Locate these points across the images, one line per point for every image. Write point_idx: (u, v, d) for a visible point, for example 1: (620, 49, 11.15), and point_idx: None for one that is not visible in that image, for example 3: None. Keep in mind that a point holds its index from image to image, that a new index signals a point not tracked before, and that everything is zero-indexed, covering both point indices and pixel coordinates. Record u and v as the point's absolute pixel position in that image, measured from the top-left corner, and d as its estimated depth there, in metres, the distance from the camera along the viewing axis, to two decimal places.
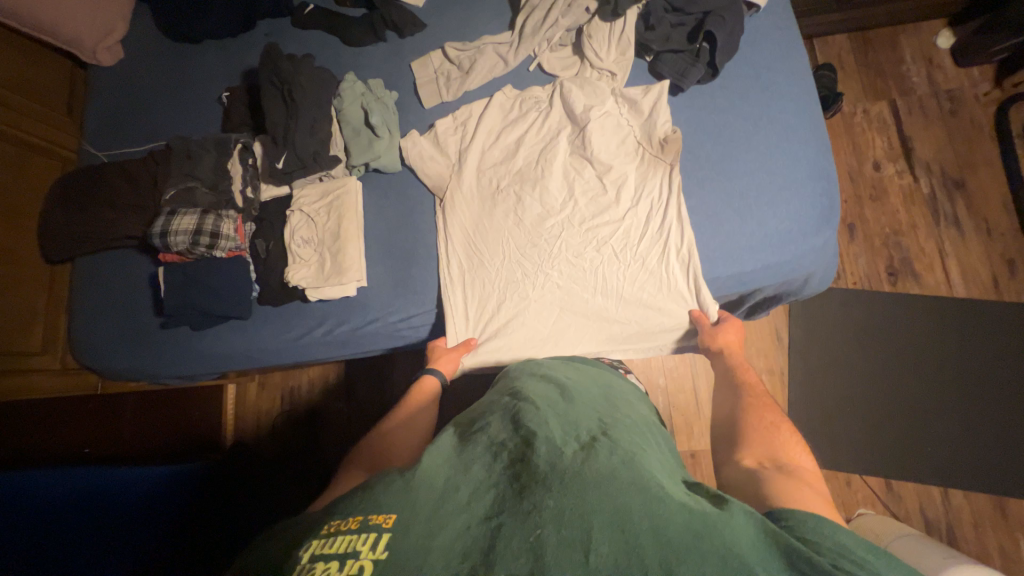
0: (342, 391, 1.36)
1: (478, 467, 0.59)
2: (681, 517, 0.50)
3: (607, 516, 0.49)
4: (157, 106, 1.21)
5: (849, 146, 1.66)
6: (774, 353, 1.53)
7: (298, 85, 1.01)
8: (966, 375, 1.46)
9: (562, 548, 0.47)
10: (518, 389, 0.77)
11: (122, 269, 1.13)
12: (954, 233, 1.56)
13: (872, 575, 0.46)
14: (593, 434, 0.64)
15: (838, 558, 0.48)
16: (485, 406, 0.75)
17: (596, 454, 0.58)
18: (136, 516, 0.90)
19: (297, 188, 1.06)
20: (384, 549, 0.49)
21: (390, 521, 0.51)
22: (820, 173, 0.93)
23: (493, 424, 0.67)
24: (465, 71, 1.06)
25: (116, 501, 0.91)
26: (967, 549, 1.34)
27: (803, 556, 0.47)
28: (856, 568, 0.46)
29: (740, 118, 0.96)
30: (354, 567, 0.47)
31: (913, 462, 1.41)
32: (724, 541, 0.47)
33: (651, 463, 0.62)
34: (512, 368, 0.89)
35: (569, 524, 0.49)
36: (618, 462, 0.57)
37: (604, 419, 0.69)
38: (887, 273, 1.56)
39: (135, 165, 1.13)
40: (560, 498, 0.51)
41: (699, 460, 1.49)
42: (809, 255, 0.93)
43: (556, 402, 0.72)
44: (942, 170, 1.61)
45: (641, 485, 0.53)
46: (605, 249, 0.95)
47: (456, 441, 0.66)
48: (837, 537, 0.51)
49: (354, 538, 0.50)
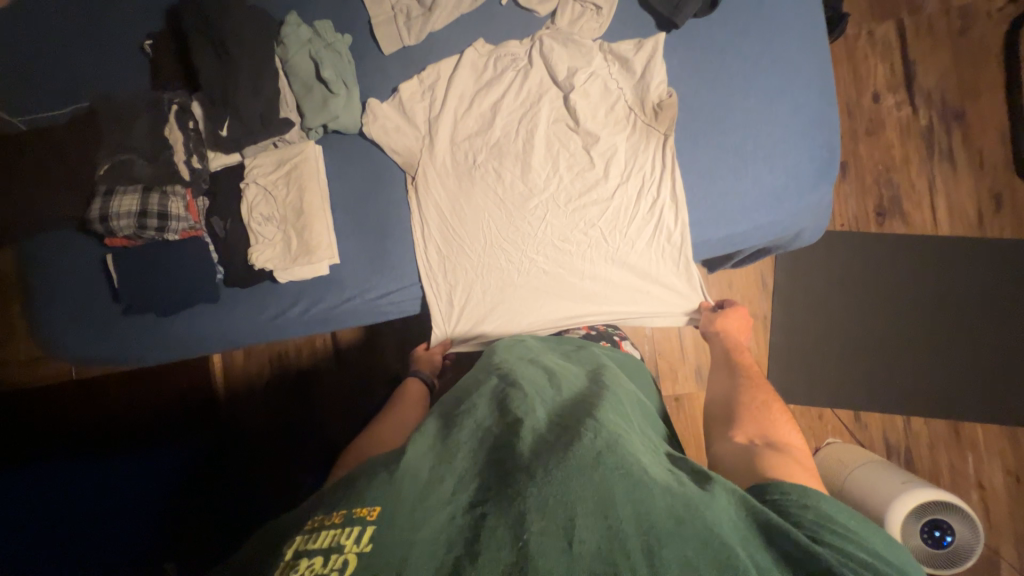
0: (328, 357, 1.35)
1: (462, 455, 0.59)
2: (665, 501, 0.50)
3: (591, 502, 0.50)
4: (59, 54, 1.02)
5: (850, 75, 1.55)
6: (757, 300, 1.53)
7: (233, 35, 0.86)
8: (940, 310, 1.50)
9: (546, 536, 0.47)
10: (505, 369, 0.75)
11: (68, 255, 1.02)
12: (946, 168, 1.52)
13: (854, 545, 0.49)
14: (579, 414, 0.62)
15: (817, 530, 0.50)
16: (471, 388, 0.74)
17: (582, 434, 0.57)
18: (133, 497, 0.88)
19: (249, 157, 0.94)
20: (368, 541, 0.48)
21: (373, 514, 0.50)
22: (822, 121, 0.87)
23: (478, 407, 0.66)
24: (428, 7, 0.91)
25: (107, 488, 0.88)
26: (921, 468, 1.46)
27: (785, 535, 0.48)
28: (837, 538, 0.49)
29: (740, 58, 0.86)
30: (339, 561, 0.46)
31: (881, 393, 1.49)
32: (706, 523, 0.48)
33: (636, 441, 0.61)
34: (496, 347, 0.86)
35: (553, 512, 0.49)
36: (603, 443, 0.56)
37: (590, 397, 0.68)
38: (875, 214, 1.53)
39: (57, 132, 0.96)
40: (544, 485, 0.51)
41: (682, 403, 1.56)
42: (804, 212, 0.89)
43: (544, 387, 0.71)
44: (943, 100, 1.53)
45: (626, 469, 0.53)
46: (592, 232, 0.90)
47: (439, 427, 0.64)
48: (818, 505, 0.53)
49: (337, 532, 0.49)
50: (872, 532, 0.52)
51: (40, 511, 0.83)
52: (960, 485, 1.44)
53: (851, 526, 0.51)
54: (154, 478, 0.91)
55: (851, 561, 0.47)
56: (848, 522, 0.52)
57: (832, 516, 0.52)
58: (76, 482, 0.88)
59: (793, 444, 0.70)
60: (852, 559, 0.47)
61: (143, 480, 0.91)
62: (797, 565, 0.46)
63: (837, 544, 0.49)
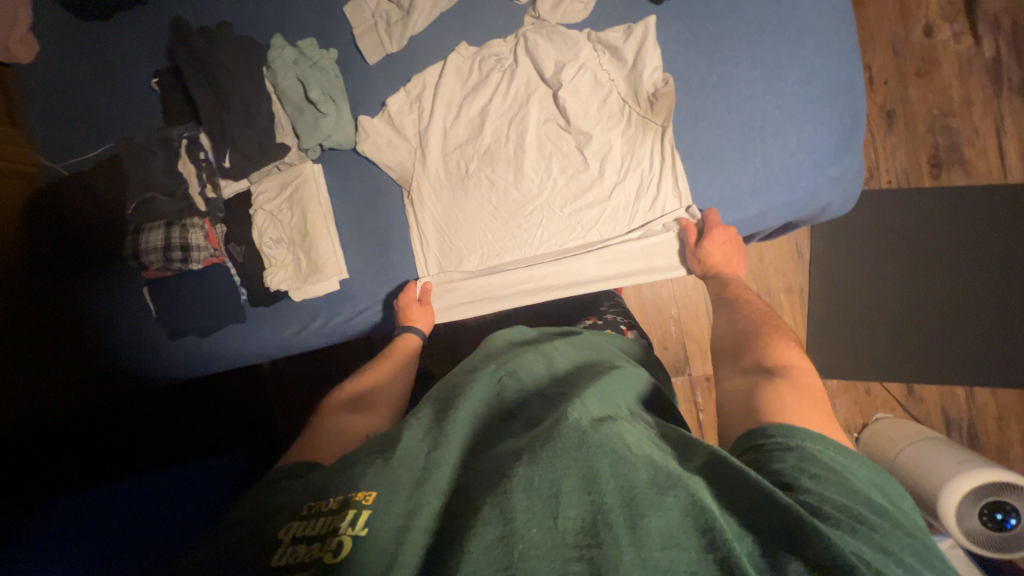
0: (362, 351, 1.28)
1: (457, 442, 0.51)
2: (648, 471, 0.42)
3: (576, 476, 0.42)
4: (78, 99, 1.08)
5: (897, 9, 1.35)
6: (793, 270, 1.40)
7: (224, 69, 0.90)
8: (1013, 266, 1.31)
9: (528, 515, 0.40)
10: (504, 358, 0.69)
11: (98, 292, 1.04)
12: (1017, 103, 1.31)
13: (834, 485, 0.41)
14: (571, 395, 0.55)
15: (796, 474, 0.42)
16: (465, 376, 0.67)
17: (566, 413, 0.49)
18: (181, 481, 0.86)
19: (256, 183, 0.99)
20: (363, 525, 0.42)
21: (369, 497, 0.44)
22: (841, 85, 0.80)
23: (477, 393, 0.60)
24: (406, 10, 0.89)
25: (148, 485, 0.84)
26: (988, 444, 1.31)
27: (763, 493, 0.39)
28: (809, 482, 0.41)
29: (743, 23, 0.81)
30: (334, 543, 0.41)
31: (939, 363, 1.34)
32: (688, 490, 0.39)
33: (626, 416, 0.53)
34: (495, 338, 0.81)
35: (536, 489, 0.41)
36: (590, 419, 0.48)
37: (585, 380, 0.60)
38: (930, 164, 1.35)
39: (93, 175, 1.03)
40: (527, 465, 0.43)
41: (713, 384, 1.40)
42: (825, 187, 0.83)
43: (542, 376, 0.65)
44: (1014, 24, 1.31)
45: (609, 444, 0.44)
46: (591, 235, 0.88)
47: (433, 411, 0.57)
48: (800, 445, 0.44)
49: (333, 516, 0.43)
50: (861, 465, 0.44)
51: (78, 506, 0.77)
52: None
53: (835, 465, 0.43)
54: (206, 467, 0.90)
55: (823, 508, 0.39)
56: (834, 461, 0.43)
57: (816, 456, 0.43)
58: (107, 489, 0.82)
59: (798, 368, 0.59)
60: (828, 504, 0.39)
61: (197, 476, 0.87)
62: (775, 526, 0.37)
63: (816, 489, 0.40)
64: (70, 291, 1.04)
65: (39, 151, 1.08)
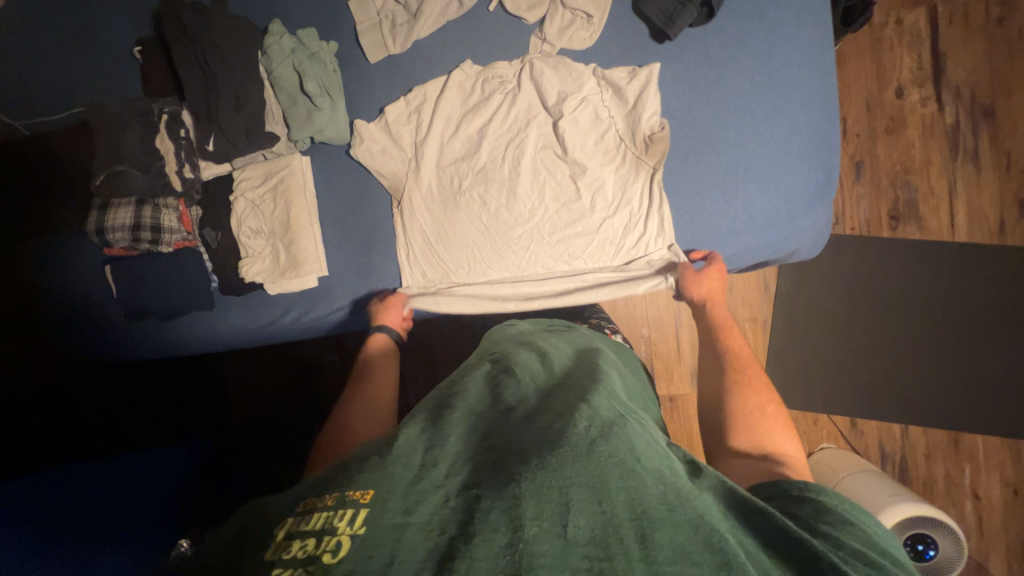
0: (332, 345, 1.24)
1: (457, 439, 0.51)
2: (657, 487, 0.44)
3: (585, 487, 0.43)
4: (45, 56, 1.00)
5: (873, 68, 1.45)
6: (758, 303, 1.47)
7: (215, 50, 0.86)
8: (951, 317, 1.43)
9: (538, 521, 0.40)
10: (499, 358, 0.70)
11: (49, 265, 0.97)
12: (969, 169, 1.43)
13: (848, 533, 0.44)
14: (574, 397, 0.56)
15: (812, 521, 0.46)
16: (461, 373, 0.68)
17: (574, 420, 0.50)
18: (154, 472, 0.89)
19: (238, 168, 0.95)
20: (362, 523, 0.40)
21: (368, 496, 0.42)
22: (819, 144, 0.85)
23: (474, 393, 0.61)
24: (413, 13, 0.88)
25: (118, 473, 0.86)
26: (917, 479, 1.42)
27: (775, 522, 0.43)
28: (831, 528, 0.44)
29: (737, 73, 0.85)
30: (331, 543, 0.39)
31: (882, 401, 1.44)
32: (697, 511, 0.42)
33: (632, 418, 0.55)
34: (490, 338, 0.81)
35: (545, 497, 0.42)
36: (598, 427, 0.49)
37: (585, 378, 0.61)
38: (889, 216, 1.45)
39: (59, 140, 0.97)
40: (536, 472, 0.44)
41: (676, 404, 1.46)
42: (796, 235, 0.88)
43: (540, 374, 0.66)
44: (972, 96, 1.42)
45: (618, 456, 0.46)
46: (576, 263, 0.91)
47: (430, 410, 0.57)
48: (824, 498, 0.48)
49: (331, 513, 0.41)
50: (874, 522, 0.48)
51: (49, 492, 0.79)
52: (957, 498, 1.39)
53: (853, 517, 0.46)
54: (177, 458, 0.92)
55: (843, 552, 0.42)
56: (851, 513, 0.47)
57: (832, 507, 0.47)
58: (74, 475, 0.83)
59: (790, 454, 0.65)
60: (847, 549, 0.42)
61: (167, 469, 0.90)
62: (788, 554, 0.41)
63: (834, 534, 0.44)
64: (18, 261, 0.96)
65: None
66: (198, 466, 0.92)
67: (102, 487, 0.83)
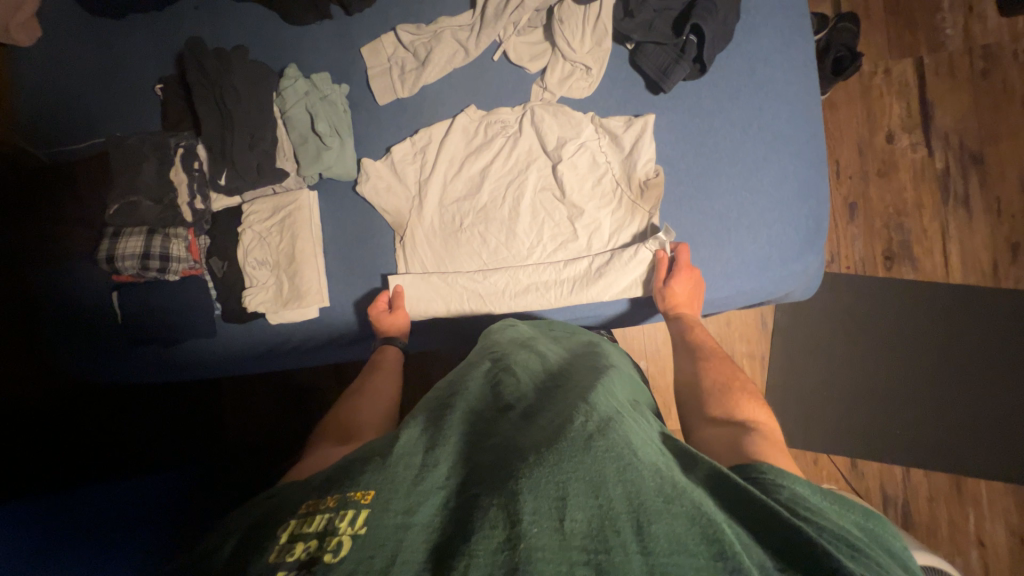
0: (328, 372, 1.24)
1: (456, 438, 0.53)
2: (654, 479, 0.45)
3: (583, 482, 0.44)
4: (72, 92, 1.05)
5: (864, 114, 1.50)
6: (756, 339, 1.48)
7: (233, 92, 0.91)
8: (949, 357, 1.43)
9: (536, 515, 0.41)
10: (499, 356, 0.71)
11: (57, 291, 0.99)
12: (960, 212, 1.46)
13: (819, 518, 0.45)
14: (572, 396, 0.58)
15: (793, 504, 0.46)
16: (460, 373, 0.69)
17: (572, 416, 0.51)
18: (148, 494, 0.87)
19: (248, 201, 0.98)
20: (363, 524, 0.42)
21: (368, 497, 0.44)
22: (808, 192, 0.88)
23: (473, 391, 0.62)
24: (422, 61, 0.94)
25: (112, 499, 0.85)
26: (919, 523, 1.39)
27: (767, 509, 0.43)
28: (807, 513, 0.45)
29: (728, 124, 0.89)
30: (333, 543, 0.41)
31: (881, 441, 1.43)
32: (694, 502, 0.43)
33: (629, 416, 0.56)
34: (489, 335, 0.81)
35: (543, 492, 0.43)
36: (595, 422, 0.50)
37: (583, 379, 0.63)
38: (884, 256, 1.48)
39: (78, 168, 1.01)
40: (533, 468, 0.45)
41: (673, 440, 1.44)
42: (788, 279, 0.90)
43: (539, 373, 0.67)
44: (961, 142, 1.47)
45: (616, 450, 0.47)
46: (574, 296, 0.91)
47: (429, 412, 0.58)
48: (791, 485, 0.49)
49: (332, 515, 0.43)
50: (851, 509, 0.48)
51: (45, 515, 0.80)
52: (962, 545, 1.36)
53: (825, 506, 0.47)
54: (172, 481, 0.90)
55: (826, 534, 0.43)
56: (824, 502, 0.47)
57: (805, 496, 0.47)
58: (74, 501, 0.84)
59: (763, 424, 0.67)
60: (828, 532, 0.44)
61: (162, 490, 0.87)
62: (783, 539, 0.41)
63: (814, 519, 0.45)
64: (32, 286, 0.99)
65: (18, 134, 1.03)
66: (190, 484, 0.88)
67: (96, 509, 0.83)
